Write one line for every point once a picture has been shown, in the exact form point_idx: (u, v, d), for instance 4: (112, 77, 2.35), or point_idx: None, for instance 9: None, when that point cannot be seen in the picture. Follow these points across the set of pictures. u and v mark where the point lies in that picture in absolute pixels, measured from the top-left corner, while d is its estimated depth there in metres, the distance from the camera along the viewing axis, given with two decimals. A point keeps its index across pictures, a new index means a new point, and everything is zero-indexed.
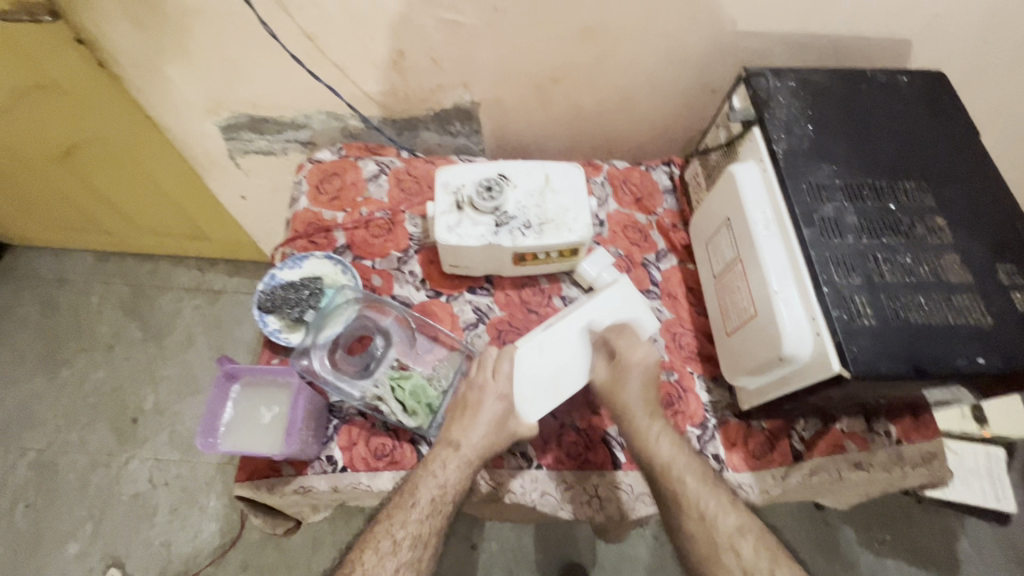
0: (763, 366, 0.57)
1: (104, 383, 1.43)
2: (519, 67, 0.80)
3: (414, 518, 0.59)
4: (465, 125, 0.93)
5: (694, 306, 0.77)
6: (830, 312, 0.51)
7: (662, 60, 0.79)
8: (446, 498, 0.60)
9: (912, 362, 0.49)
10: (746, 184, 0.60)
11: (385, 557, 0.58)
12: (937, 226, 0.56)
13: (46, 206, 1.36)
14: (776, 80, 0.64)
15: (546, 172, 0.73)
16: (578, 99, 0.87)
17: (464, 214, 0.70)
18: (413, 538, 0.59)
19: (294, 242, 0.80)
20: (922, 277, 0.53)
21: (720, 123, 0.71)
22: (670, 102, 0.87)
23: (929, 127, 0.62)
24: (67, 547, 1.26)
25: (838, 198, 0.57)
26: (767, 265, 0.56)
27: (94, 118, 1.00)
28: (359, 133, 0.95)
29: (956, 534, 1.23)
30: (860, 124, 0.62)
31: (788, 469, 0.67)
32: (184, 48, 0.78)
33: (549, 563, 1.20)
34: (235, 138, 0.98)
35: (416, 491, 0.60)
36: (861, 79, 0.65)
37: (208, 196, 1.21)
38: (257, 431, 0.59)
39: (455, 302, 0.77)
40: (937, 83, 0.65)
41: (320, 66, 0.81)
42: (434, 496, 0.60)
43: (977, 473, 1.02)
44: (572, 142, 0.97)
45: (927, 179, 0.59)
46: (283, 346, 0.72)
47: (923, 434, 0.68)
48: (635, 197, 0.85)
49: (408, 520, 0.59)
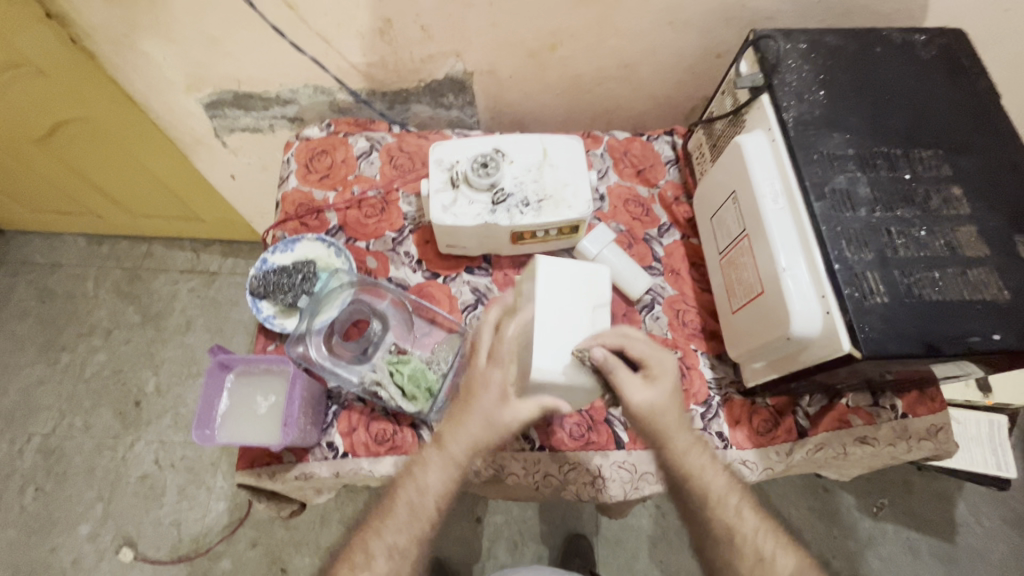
0: (770, 344, 0.56)
1: (104, 367, 1.43)
2: (513, 34, 0.76)
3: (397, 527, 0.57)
4: (459, 96, 0.89)
5: (697, 282, 0.75)
6: (841, 290, 0.49)
7: (663, 23, 0.75)
8: (426, 504, 0.57)
9: (925, 340, 0.47)
10: (753, 155, 0.57)
11: (372, 554, 0.57)
12: (954, 197, 0.54)
13: (33, 190, 1.32)
14: (786, 43, 0.60)
15: (544, 146, 0.70)
16: (576, 67, 0.83)
17: (459, 192, 0.67)
18: (402, 543, 0.57)
19: (285, 224, 0.78)
20: (937, 251, 0.51)
21: (726, 90, 0.68)
22: (672, 68, 0.83)
23: (947, 91, 0.59)
24: (79, 528, 1.28)
25: (850, 168, 0.54)
26: (775, 241, 0.53)
27: (71, 97, 0.96)
28: (348, 107, 0.91)
29: (954, 498, 1.24)
30: (875, 89, 0.59)
31: (792, 445, 0.67)
32: (159, 22, 0.74)
33: (551, 533, 1.22)
34: (220, 116, 0.94)
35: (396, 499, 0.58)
36: (876, 40, 0.61)
37: (196, 176, 1.18)
38: (254, 422, 0.57)
39: (452, 283, 0.75)
40: (955, 42, 0.62)
41: (302, 38, 0.77)
42: (413, 502, 0.58)
43: (978, 441, 1.02)
44: (569, 112, 0.93)
45: (944, 147, 0.56)
46: (278, 332, 0.70)
47: (929, 408, 0.68)
48: (636, 169, 0.82)
49: (393, 528, 0.57)
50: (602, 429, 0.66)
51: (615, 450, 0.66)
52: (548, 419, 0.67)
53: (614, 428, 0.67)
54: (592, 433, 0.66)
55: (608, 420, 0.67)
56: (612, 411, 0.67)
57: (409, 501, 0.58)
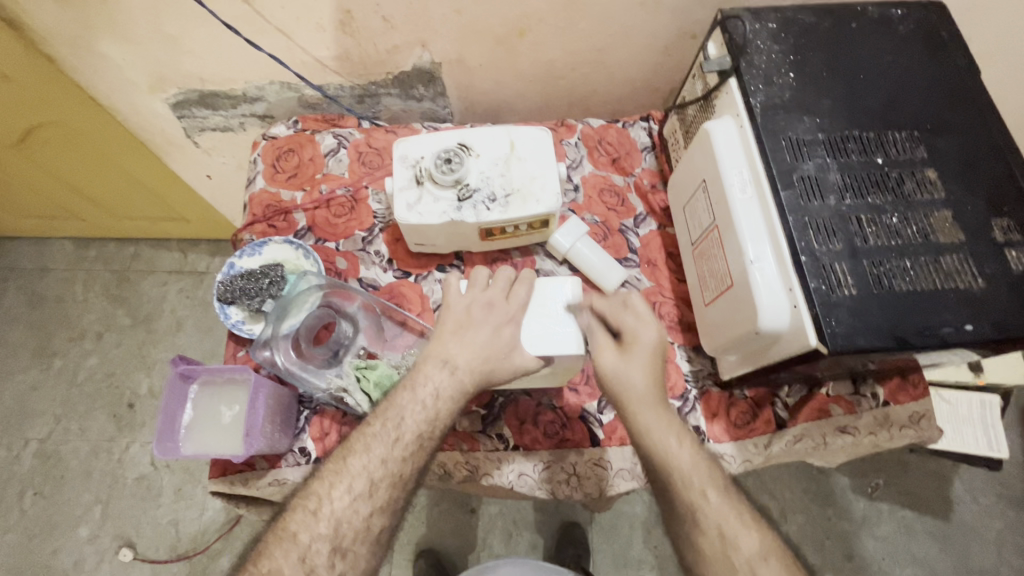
0: (739, 339, 0.54)
1: (97, 371, 1.43)
2: (478, 21, 0.74)
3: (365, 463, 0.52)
4: (429, 88, 0.86)
5: (674, 273, 0.73)
6: (808, 283, 0.47)
7: (634, 4, 0.72)
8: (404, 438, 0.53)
9: (894, 332, 0.46)
10: (721, 142, 0.55)
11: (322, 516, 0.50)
12: (928, 180, 0.51)
13: (14, 196, 1.32)
14: (755, 23, 0.57)
15: (511, 139, 0.68)
16: (547, 53, 0.80)
17: (424, 189, 0.65)
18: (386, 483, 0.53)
19: (253, 227, 0.76)
20: (909, 239, 0.49)
21: (696, 74, 0.65)
22: (646, 51, 0.80)
23: (924, 69, 0.56)
24: (80, 530, 1.30)
25: (820, 154, 0.52)
26: (742, 232, 0.52)
27: (38, 102, 0.94)
28: (317, 103, 0.89)
29: (950, 477, 1.23)
30: (848, 69, 0.56)
31: (771, 437, 0.65)
32: (113, 22, 0.72)
33: (546, 522, 1.22)
34: (188, 116, 0.92)
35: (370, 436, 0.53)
36: (851, 16, 0.58)
37: (174, 176, 1.16)
38: (218, 432, 0.57)
39: (424, 282, 0.74)
40: (934, 16, 0.59)
41: (262, 34, 0.74)
42: (389, 433, 0.53)
43: (971, 421, 1.01)
44: (544, 100, 0.90)
45: (920, 127, 0.54)
46: (247, 338, 0.69)
47: (911, 394, 0.66)
48: (611, 157, 0.80)
49: (389, 457, 0.52)
50: (576, 427, 0.66)
51: (590, 447, 0.65)
52: (522, 417, 0.66)
53: (590, 425, 0.66)
54: (566, 430, 0.66)
55: (583, 417, 0.66)
56: (586, 408, 0.67)
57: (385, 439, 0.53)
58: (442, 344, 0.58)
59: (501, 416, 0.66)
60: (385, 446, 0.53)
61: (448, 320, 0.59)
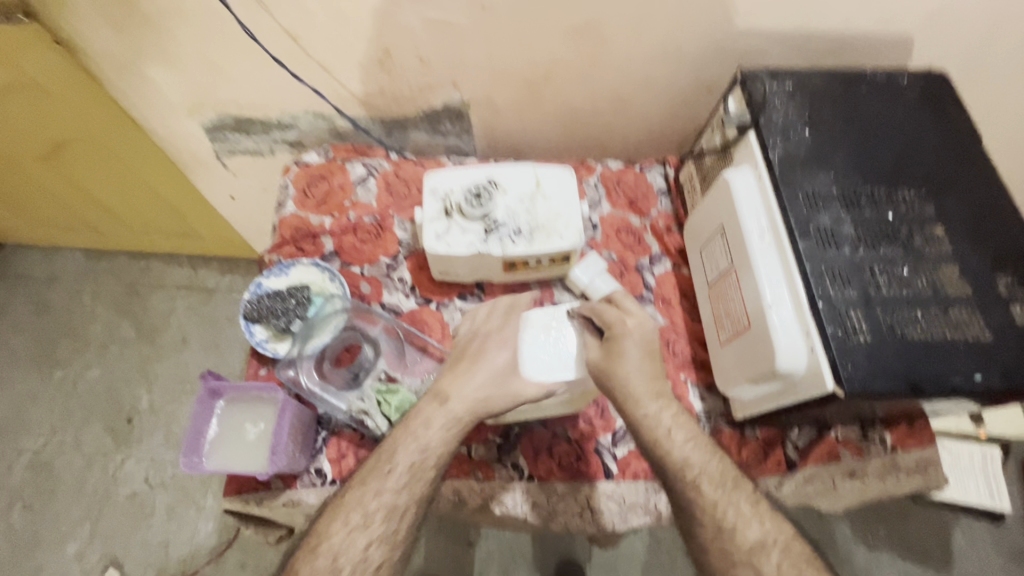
0: (755, 379, 0.56)
1: (98, 383, 1.43)
2: (509, 66, 0.78)
3: (389, 487, 0.55)
4: (456, 124, 0.91)
5: (689, 312, 0.76)
6: (825, 328, 0.50)
7: (655, 58, 0.77)
8: (427, 464, 0.57)
9: (908, 379, 0.48)
10: (741, 192, 0.59)
11: (354, 531, 0.54)
12: (936, 236, 0.55)
13: (35, 206, 1.34)
14: (772, 82, 0.62)
15: (537, 176, 0.71)
16: (571, 99, 0.85)
17: (452, 221, 0.68)
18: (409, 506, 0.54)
19: (281, 249, 0.79)
20: (920, 290, 0.52)
21: (715, 125, 0.70)
22: (664, 102, 0.85)
23: (929, 133, 0.60)
24: (66, 547, 1.26)
25: (834, 207, 0.55)
26: (760, 276, 0.54)
27: (77, 119, 0.98)
28: (347, 133, 0.93)
29: (951, 530, 1.23)
30: (859, 129, 0.60)
31: (781, 477, 0.67)
32: (164, 50, 0.76)
33: (544, 559, 1.20)
34: (221, 139, 0.96)
35: (394, 457, 0.57)
36: (860, 81, 0.63)
37: (198, 195, 1.19)
38: (242, 449, 0.58)
39: (445, 310, 0.76)
40: (936, 84, 0.63)
41: (304, 68, 0.79)
42: (414, 461, 0.56)
43: (972, 472, 1.02)
44: (564, 141, 0.94)
45: (926, 186, 0.57)
46: (270, 357, 0.71)
47: (919, 442, 0.67)
48: (629, 199, 0.83)
49: (416, 492, 0.56)
50: (591, 459, 0.66)
51: (605, 481, 0.66)
52: (537, 447, 0.67)
53: (604, 458, 0.67)
54: (581, 463, 0.66)
55: (598, 450, 0.67)
56: (601, 440, 0.67)
57: (408, 462, 0.56)
58: (470, 387, 0.60)
59: (516, 445, 0.67)
60: (412, 482, 0.56)
61: (480, 368, 0.62)
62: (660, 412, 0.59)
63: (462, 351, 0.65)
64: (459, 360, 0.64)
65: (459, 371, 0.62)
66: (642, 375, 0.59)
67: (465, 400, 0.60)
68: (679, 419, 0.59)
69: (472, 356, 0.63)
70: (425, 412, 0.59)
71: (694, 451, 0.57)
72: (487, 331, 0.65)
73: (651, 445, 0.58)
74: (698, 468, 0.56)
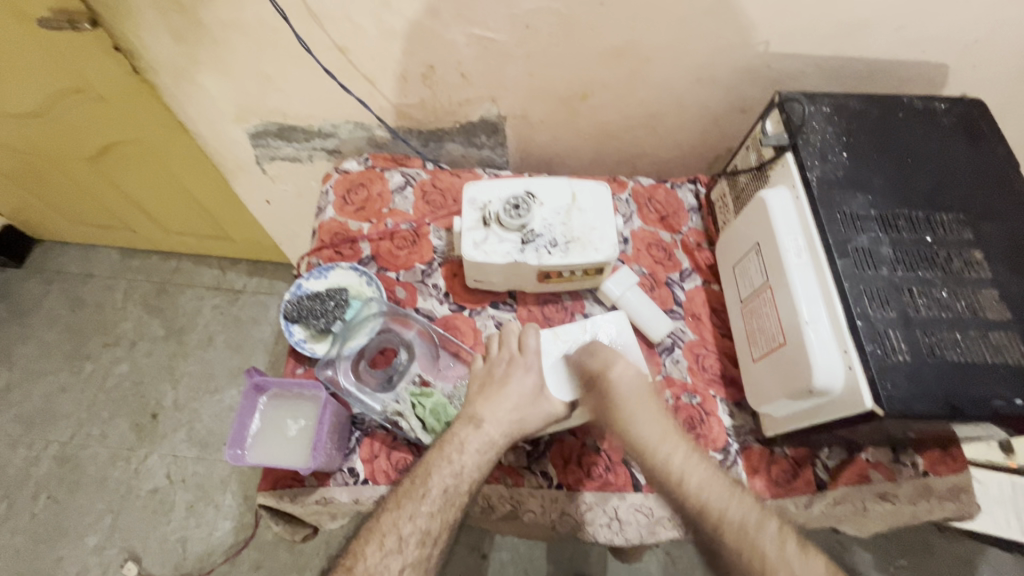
0: (791, 395, 0.56)
1: (125, 378, 1.46)
2: (548, 84, 0.81)
3: (425, 511, 0.56)
4: (491, 137, 0.93)
5: (719, 329, 0.76)
6: (864, 347, 0.50)
7: (691, 79, 0.79)
8: (462, 489, 0.57)
9: (948, 401, 0.49)
10: (778, 211, 0.60)
11: (389, 555, 0.55)
12: (975, 260, 0.55)
13: (77, 205, 1.39)
14: (810, 105, 0.63)
15: (573, 191, 0.73)
16: (605, 115, 0.87)
17: (490, 230, 0.70)
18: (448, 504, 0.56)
19: (320, 252, 0.81)
20: (959, 313, 0.53)
21: (751, 145, 0.71)
22: (697, 121, 0.87)
23: (967, 157, 0.61)
24: (87, 540, 1.28)
25: (873, 228, 0.56)
26: (798, 294, 0.55)
27: (126, 122, 1.02)
28: (385, 143, 0.96)
29: (976, 564, 1.20)
30: (897, 153, 0.61)
31: (811, 497, 0.66)
32: (219, 60, 0.80)
33: (557, 573, 1.18)
34: (263, 145, 0.99)
35: (428, 481, 0.57)
36: (898, 106, 0.64)
37: (234, 198, 1.23)
38: (283, 444, 0.61)
39: (477, 317, 0.77)
40: (975, 111, 0.64)
41: (351, 79, 0.82)
42: (447, 485, 0.57)
43: (1001, 503, 1.00)
44: (596, 156, 0.96)
45: (965, 211, 0.58)
46: (308, 356, 0.72)
47: (951, 467, 0.67)
48: (660, 215, 0.85)
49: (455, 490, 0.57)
50: (619, 470, 0.67)
51: (632, 492, 0.66)
52: (566, 456, 0.68)
53: (632, 470, 0.67)
54: (609, 474, 0.67)
55: (626, 461, 0.68)
56: None
57: (442, 484, 0.57)
58: (504, 411, 0.61)
59: (545, 453, 0.68)
60: (451, 482, 0.57)
61: (510, 395, 0.61)
62: (669, 455, 0.59)
63: (487, 373, 0.64)
64: (486, 383, 0.63)
65: (489, 395, 0.62)
66: (650, 423, 0.61)
67: (502, 422, 0.60)
68: (691, 458, 0.60)
69: (500, 380, 0.63)
70: (460, 435, 0.59)
71: (709, 489, 0.58)
72: (511, 357, 0.65)
73: (667, 487, 0.59)
74: (718, 508, 0.57)
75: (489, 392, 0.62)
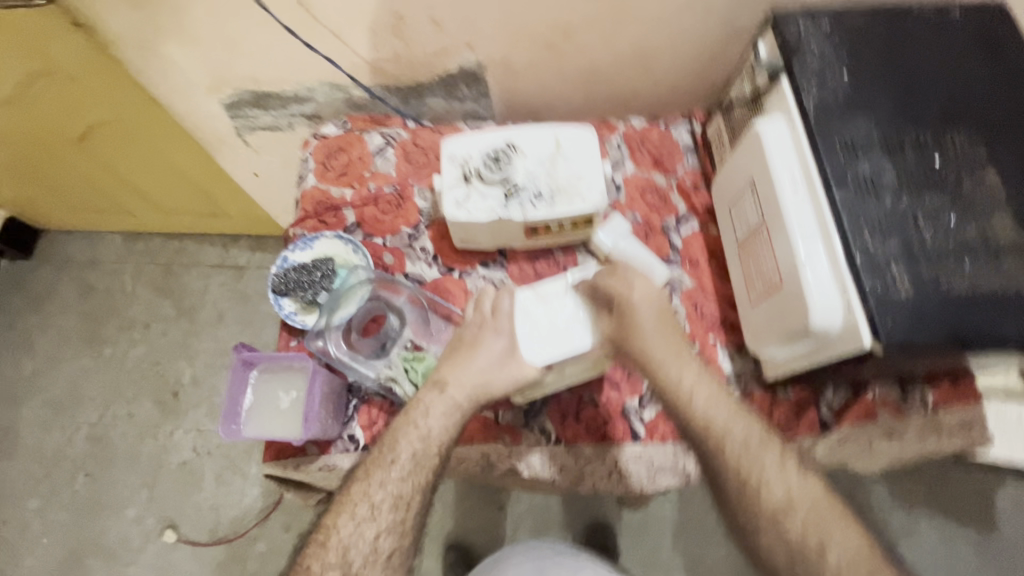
0: (789, 337, 0.54)
1: (144, 359, 1.50)
2: (526, 24, 0.75)
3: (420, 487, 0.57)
4: (473, 88, 0.88)
5: (718, 273, 0.73)
6: (863, 283, 0.47)
7: (681, 5, 0.72)
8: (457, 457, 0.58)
9: (952, 334, 0.46)
10: (772, 142, 0.55)
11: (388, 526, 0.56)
12: (988, 181, 0.51)
13: (73, 191, 1.39)
14: (807, 22, 0.57)
15: (557, 138, 0.69)
16: (591, 54, 0.81)
17: (472, 187, 0.67)
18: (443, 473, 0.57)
19: (304, 222, 0.79)
20: (968, 240, 0.49)
21: (746, 74, 0.66)
22: (691, 52, 0.81)
23: (985, 68, 0.55)
24: (126, 511, 1.36)
25: (875, 154, 0.52)
26: (794, 232, 0.52)
27: (100, 102, 0.99)
28: (364, 103, 0.92)
29: (996, 492, 1.19)
30: (904, 68, 0.56)
31: (815, 439, 0.65)
32: (179, 26, 0.76)
33: (575, 522, 1.21)
34: (241, 115, 0.96)
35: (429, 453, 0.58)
36: (907, 16, 0.58)
37: (222, 172, 1.20)
38: (276, 415, 0.62)
39: (468, 278, 0.76)
40: (995, 15, 0.58)
41: (318, 37, 0.77)
42: (416, 451, 0.58)
43: (1019, 432, 0.98)
44: (586, 100, 0.91)
45: (980, 128, 0.53)
46: (299, 328, 0.72)
47: (965, 401, 0.65)
48: (654, 157, 0.80)
49: None
50: (618, 423, 0.67)
51: (631, 443, 0.66)
52: (564, 412, 0.67)
53: (631, 422, 0.67)
54: (608, 427, 0.66)
55: (625, 413, 0.67)
56: (628, 405, 0.67)
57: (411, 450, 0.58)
58: (470, 374, 0.60)
59: (543, 410, 0.67)
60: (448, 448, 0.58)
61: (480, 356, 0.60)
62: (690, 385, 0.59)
63: (458, 338, 0.63)
64: (456, 347, 0.63)
65: (458, 357, 0.62)
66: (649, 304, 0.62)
67: (466, 386, 0.60)
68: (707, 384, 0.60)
69: (470, 343, 0.62)
70: (425, 400, 0.60)
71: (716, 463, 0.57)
72: (482, 321, 0.63)
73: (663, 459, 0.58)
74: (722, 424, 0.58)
75: (460, 360, 0.61)
